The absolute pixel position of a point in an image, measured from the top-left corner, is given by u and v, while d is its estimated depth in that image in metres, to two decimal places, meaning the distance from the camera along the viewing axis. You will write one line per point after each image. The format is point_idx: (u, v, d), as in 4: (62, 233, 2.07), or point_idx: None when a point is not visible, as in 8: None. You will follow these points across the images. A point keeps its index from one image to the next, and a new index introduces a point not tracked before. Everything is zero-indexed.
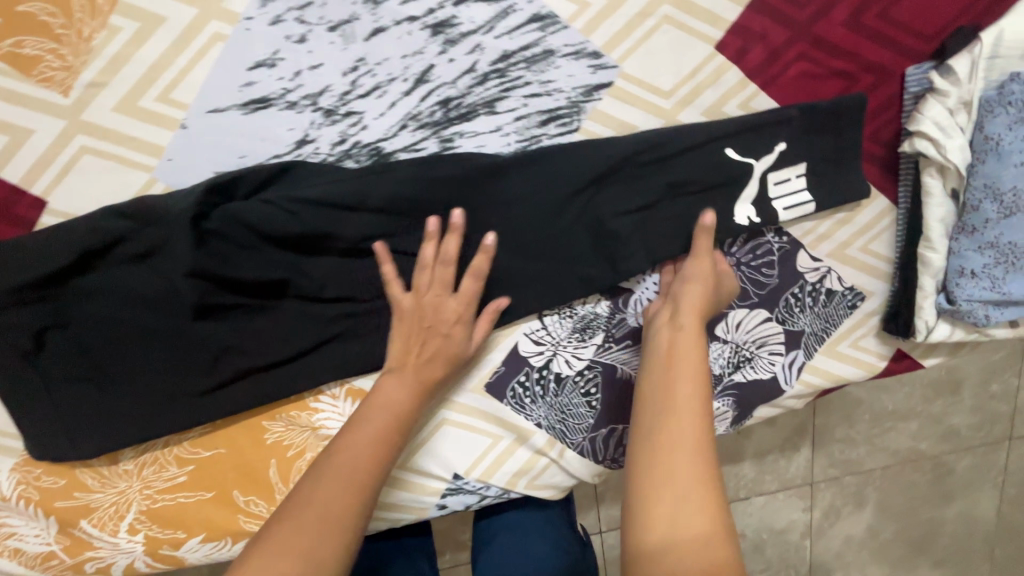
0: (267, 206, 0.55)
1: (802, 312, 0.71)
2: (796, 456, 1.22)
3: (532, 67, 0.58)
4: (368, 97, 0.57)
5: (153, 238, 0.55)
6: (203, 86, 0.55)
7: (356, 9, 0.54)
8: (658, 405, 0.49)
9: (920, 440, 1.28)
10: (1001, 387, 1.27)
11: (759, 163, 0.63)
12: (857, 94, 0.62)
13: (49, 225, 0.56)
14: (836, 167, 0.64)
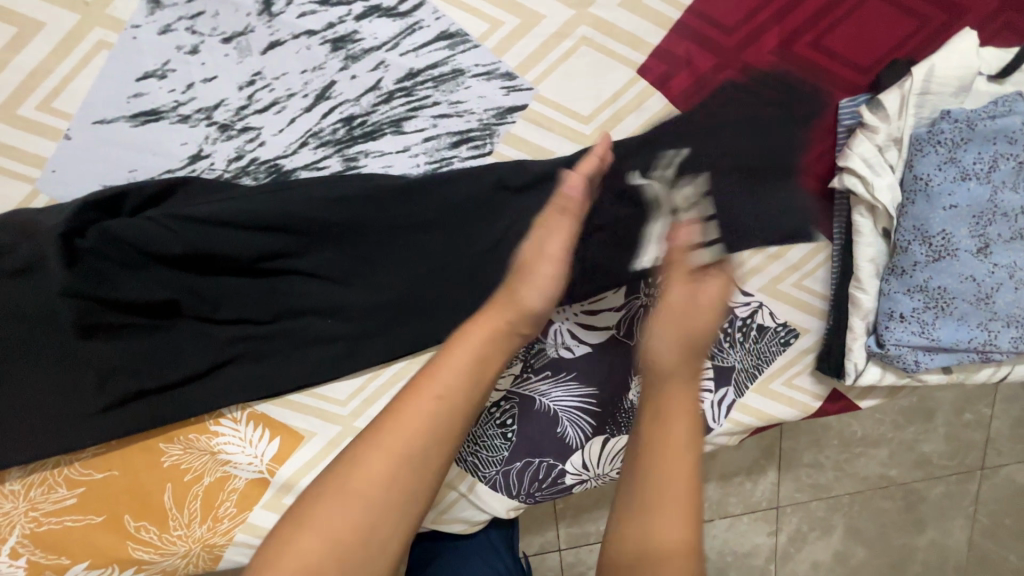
0: (149, 223, 0.52)
1: (733, 347, 0.67)
2: (761, 481, 1.19)
3: (440, 87, 0.55)
4: (266, 112, 0.55)
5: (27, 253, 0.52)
6: (88, 96, 0.52)
7: (250, 20, 0.52)
8: (670, 457, 0.46)
9: (890, 467, 1.24)
10: (974, 416, 1.23)
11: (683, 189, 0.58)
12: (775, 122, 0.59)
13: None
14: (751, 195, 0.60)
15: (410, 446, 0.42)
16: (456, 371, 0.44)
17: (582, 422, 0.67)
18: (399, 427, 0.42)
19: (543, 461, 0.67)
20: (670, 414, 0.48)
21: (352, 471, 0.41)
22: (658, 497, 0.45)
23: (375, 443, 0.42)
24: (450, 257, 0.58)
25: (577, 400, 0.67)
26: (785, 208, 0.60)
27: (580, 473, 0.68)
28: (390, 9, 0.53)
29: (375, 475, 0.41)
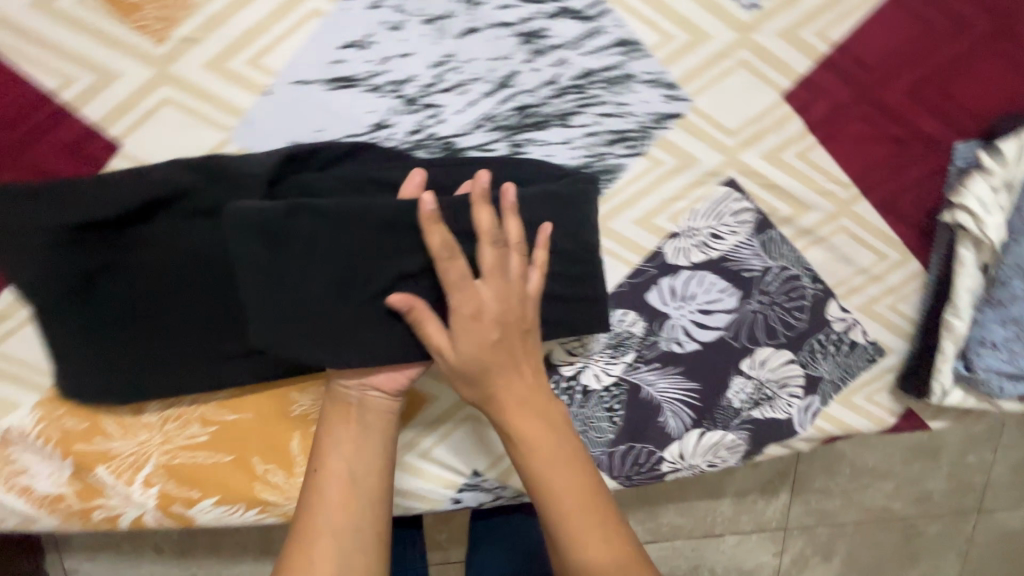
0: (339, 182, 0.57)
1: (824, 358, 0.73)
2: (773, 502, 1.24)
3: (609, 88, 0.60)
4: (450, 92, 0.59)
5: (221, 196, 0.56)
6: (294, 58, 0.56)
7: (453, 7, 0.56)
8: (578, 509, 0.52)
9: (894, 500, 1.29)
10: (976, 459, 1.28)
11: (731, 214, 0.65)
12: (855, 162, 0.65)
13: (121, 168, 0.56)
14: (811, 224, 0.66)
15: (349, 515, 0.54)
16: (354, 456, 0.56)
17: (683, 413, 0.72)
18: (325, 497, 0.54)
19: (645, 447, 0.71)
20: (536, 449, 0.54)
21: (317, 545, 0.52)
22: (578, 539, 0.52)
23: (318, 505, 0.54)
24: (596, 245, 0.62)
25: (680, 392, 0.72)
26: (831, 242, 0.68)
27: (676, 462, 0.72)
28: (578, 12, 0.58)
29: (342, 530, 0.53)
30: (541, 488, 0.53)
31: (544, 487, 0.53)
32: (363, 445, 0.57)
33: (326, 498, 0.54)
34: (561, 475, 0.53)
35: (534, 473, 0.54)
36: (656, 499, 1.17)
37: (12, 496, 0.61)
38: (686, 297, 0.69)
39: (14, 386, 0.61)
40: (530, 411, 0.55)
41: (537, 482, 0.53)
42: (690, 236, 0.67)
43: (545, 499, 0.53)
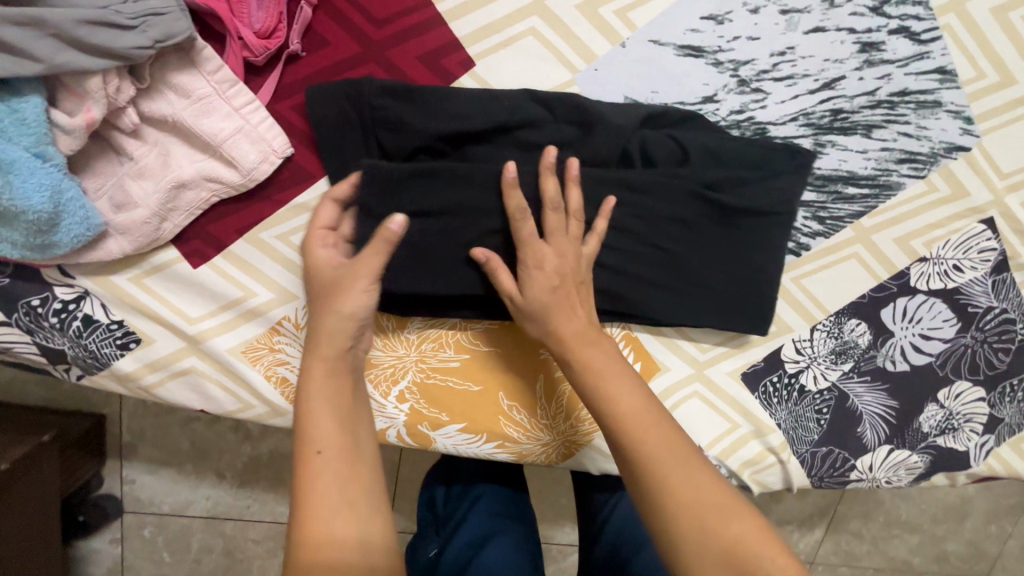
0: (674, 142, 0.58)
1: (1010, 402, 0.77)
2: (807, 534, 1.23)
3: (918, 110, 0.63)
4: (779, 82, 0.61)
5: (564, 133, 0.56)
6: (657, 18, 0.58)
7: (810, 4, 0.59)
8: (634, 424, 0.48)
9: (915, 555, 1.27)
10: (997, 529, 1.26)
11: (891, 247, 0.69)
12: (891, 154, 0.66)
13: (470, 86, 0.57)
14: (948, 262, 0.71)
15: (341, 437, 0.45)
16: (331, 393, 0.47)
17: (879, 427, 0.75)
18: (331, 435, 0.45)
19: (842, 452, 0.74)
20: (598, 370, 0.51)
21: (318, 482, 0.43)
22: (654, 462, 0.46)
23: (321, 432, 0.45)
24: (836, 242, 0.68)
25: (882, 408, 0.75)
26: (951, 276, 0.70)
27: (863, 472, 0.76)
28: (915, 34, 0.61)
29: (339, 457, 0.44)
30: (603, 406, 0.50)
31: (598, 394, 0.50)
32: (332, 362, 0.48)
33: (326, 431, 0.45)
34: (616, 383, 0.50)
35: (601, 397, 0.50)
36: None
37: (268, 385, 0.61)
38: (913, 319, 0.72)
39: (293, 278, 0.60)
40: (591, 341, 0.53)
41: (599, 404, 0.50)
42: (936, 263, 0.70)
43: (613, 425, 0.49)
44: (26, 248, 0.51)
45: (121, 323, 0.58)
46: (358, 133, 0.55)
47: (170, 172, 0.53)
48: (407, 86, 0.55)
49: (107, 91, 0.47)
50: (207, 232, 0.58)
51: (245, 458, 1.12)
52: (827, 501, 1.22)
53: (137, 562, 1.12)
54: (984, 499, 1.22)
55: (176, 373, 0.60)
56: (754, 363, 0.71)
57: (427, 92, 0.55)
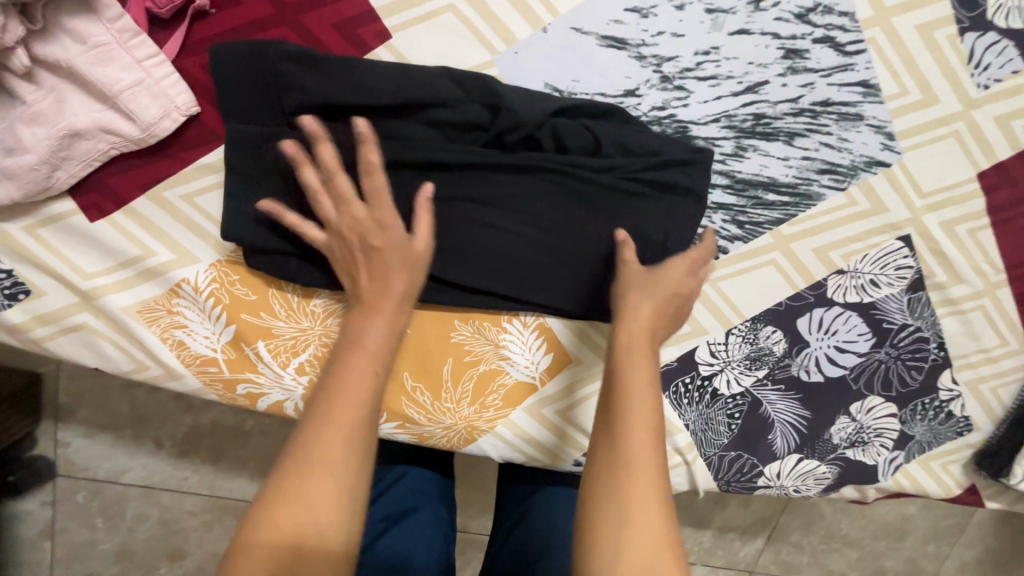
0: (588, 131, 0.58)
1: (921, 420, 0.78)
2: (747, 543, 1.24)
3: (840, 122, 0.64)
4: (702, 82, 0.61)
5: (475, 115, 0.56)
6: (580, 6, 0.57)
7: (737, 4, 0.59)
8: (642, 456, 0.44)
9: (853, 570, 1.28)
10: (936, 548, 1.26)
11: (838, 259, 0.70)
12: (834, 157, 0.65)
13: (385, 59, 0.56)
14: (891, 276, 0.71)
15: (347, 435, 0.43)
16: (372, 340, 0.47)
17: (790, 436, 0.76)
18: (336, 419, 0.43)
19: (750, 458, 0.75)
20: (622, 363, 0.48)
21: (292, 484, 0.41)
22: (632, 499, 0.43)
23: (323, 418, 0.43)
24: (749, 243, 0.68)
25: (793, 417, 0.76)
26: (895, 286, 0.71)
27: (771, 479, 0.76)
28: (840, 45, 0.61)
29: (342, 451, 0.43)
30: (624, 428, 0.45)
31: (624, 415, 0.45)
32: (366, 347, 0.47)
33: (330, 415, 0.43)
34: (645, 392, 0.46)
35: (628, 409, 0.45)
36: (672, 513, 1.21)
37: (163, 347, 0.60)
38: (828, 331, 0.73)
39: (196, 240, 0.59)
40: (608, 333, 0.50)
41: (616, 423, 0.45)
42: (853, 277, 0.71)
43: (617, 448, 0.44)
44: None
45: (10, 273, 0.57)
46: (265, 99, 0.54)
47: (63, 120, 0.52)
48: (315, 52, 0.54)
49: None
50: (106, 185, 0.56)
51: (185, 427, 1.11)
52: (768, 512, 1.22)
53: (69, 525, 1.10)
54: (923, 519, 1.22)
55: (68, 328, 0.59)
56: (668, 363, 0.71)
57: (335, 61, 0.54)
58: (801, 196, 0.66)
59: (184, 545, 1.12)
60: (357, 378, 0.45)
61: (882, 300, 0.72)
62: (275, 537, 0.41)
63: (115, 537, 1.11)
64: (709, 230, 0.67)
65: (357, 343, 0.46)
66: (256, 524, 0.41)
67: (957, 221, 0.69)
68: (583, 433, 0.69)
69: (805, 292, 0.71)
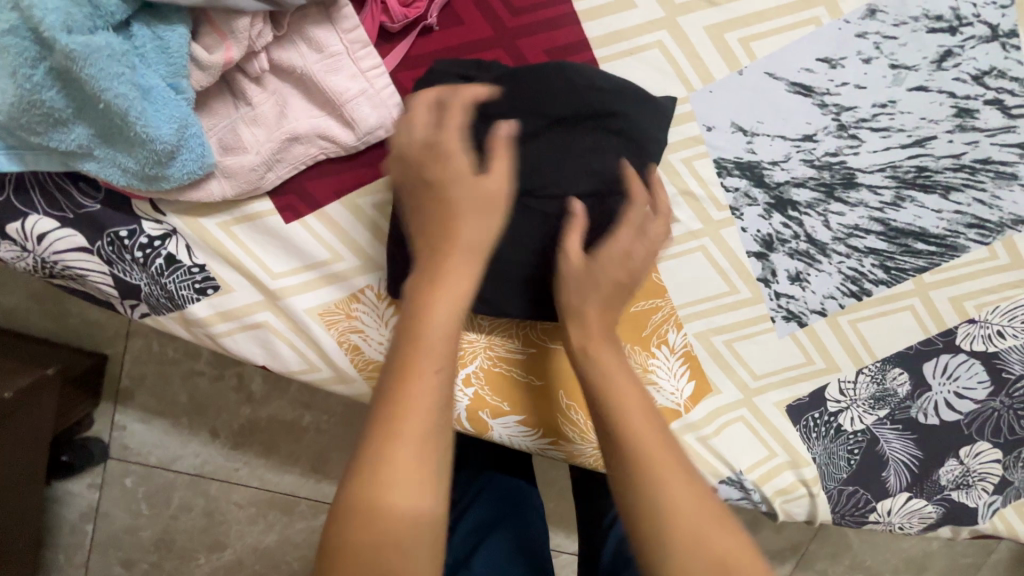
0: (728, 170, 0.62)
1: (1022, 467, 0.81)
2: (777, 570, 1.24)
3: (996, 180, 0.66)
4: (875, 132, 0.63)
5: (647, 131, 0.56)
6: (777, 52, 0.59)
7: (921, 62, 0.61)
8: (630, 415, 0.45)
9: None
10: None
11: (971, 309, 0.72)
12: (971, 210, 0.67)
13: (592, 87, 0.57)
14: (1016, 328, 0.74)
15: (428, 398, 0.39)
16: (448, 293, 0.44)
17: (902, 474, 0.78)
18: (417, 372, 0.40)
19: (865, 494, 0.77)
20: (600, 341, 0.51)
21: (377, 453, 0.37)
22: (659, 466, 0.43)
23: (407, 369, 0.40)
24: (890, 285, 0.70)
25: (908, 457, 0.78)
26: (1018, 337, 0.74)
27: (880, 515, 0.78)
28: (1008, 108, 0.64)
29: (425, 410, 0.39)
30: (601, 402, 0.47)
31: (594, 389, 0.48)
32: (441, 309, 0.43)
33: (412, 377, 0.40)
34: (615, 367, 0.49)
35: (590, 373, 0.49)
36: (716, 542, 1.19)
37: (337, 350, 0.60)
38: (950, 377, 0.75)
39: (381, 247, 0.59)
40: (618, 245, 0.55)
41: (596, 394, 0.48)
42: (982, 326, 0.73)
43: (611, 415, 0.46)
44: (135, 176, 0.49)
45: (203, 268, 0.57)
46: (454, 120, 0.54)
47: (285, 124, 0.53)
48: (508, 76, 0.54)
49: (250, 34, 0.46)
50: (305, 188, 0.57)
51: (240, 420, 1.08)
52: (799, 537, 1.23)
53: (113, 510, 1.08)
54: (944, 555, 1.24)
55: (247, 325, 0.59)
56: (799, 398, 0.73)
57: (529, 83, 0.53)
58: (951, 244, 0.69)
59: (225, 537, 1.09)
60: (437, 333, 0.42)
61: (1002, 350, 0.75)
62: (365, 521, 0.36)
63: (157, 524, 1.09)
64: (858, 272, 0.69)
65: (425, 297, 0.43)
66: (351, 517, 0.36)
67: None
68: (720, 460, 0.71)
69: (937, 336, 0.73)
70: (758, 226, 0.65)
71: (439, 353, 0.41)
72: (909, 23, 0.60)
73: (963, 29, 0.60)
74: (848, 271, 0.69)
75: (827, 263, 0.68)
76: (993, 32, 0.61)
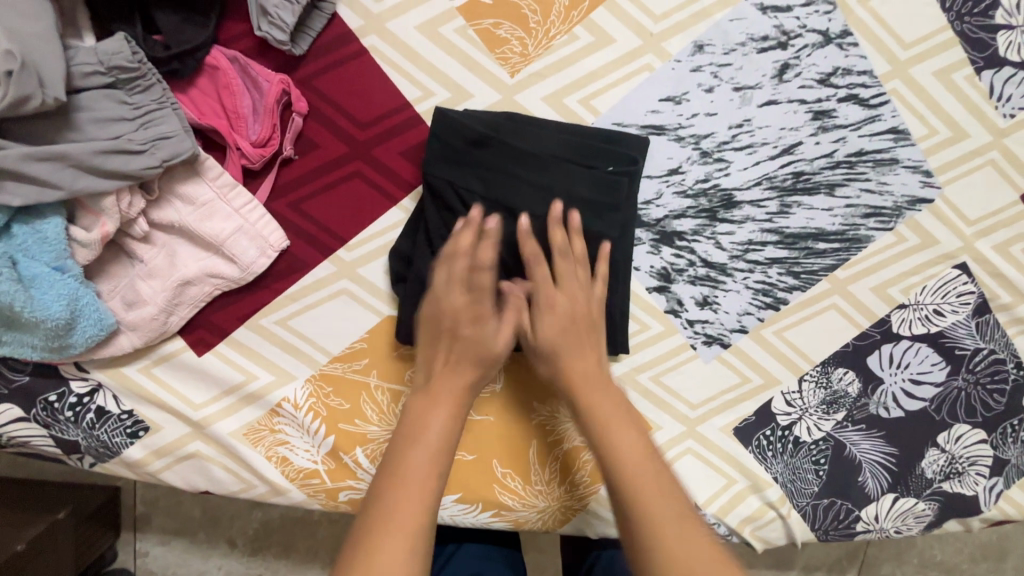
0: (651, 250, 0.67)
1: (1014, 443, 0.76)
2: None
3: (877, 168, 0.67)
4: (739, 151, 0.65)
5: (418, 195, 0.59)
6: (619, 102, 0.63)
7: (762, 80, 0.64)
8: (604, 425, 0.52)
9: None
10: None
11: (897, 298, 0.71)
12: (864, 202, 0.68)
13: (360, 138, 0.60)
14: (951, 304, 0.72)
15: (418, 485, 0.46)
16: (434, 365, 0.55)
17: (880, 476, 0.74)
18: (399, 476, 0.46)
19: (845, 503, 0.73)
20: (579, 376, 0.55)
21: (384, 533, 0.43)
22: (633, 482, 0.48)
23: (414, 414, 0.51)
24: (804, 289, 0.69)
25: (881, 456, 0.74)
26: (958, 311, 0.72)
27: (870, 523, 0.74)
28: (864, 100, 0.65)
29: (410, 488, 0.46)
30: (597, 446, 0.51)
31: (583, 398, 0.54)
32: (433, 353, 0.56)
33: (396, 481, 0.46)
34: (601, 399, 0.54)
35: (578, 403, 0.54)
36: (760, 565, 1.08)
37: (269, 464, 0.63)
38: (901, 365, 0.73)
39: (292, 359, 0.63)
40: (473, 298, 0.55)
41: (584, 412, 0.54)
42: (915, 309, 0.72)
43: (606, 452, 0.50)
44: (45, 349, 0.55)
45: (131, 413, 0.61)
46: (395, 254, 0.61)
47: (176, 272, 0.58)
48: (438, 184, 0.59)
49: (120, 207, 0.52)
50: (211, 321, 0.61)
51: (256, 524, 1.00)
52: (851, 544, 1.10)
53: None
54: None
55: (182, 457, 0.63)
56: (745, 418, 0.72)
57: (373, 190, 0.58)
58: (856, 236, 0.68)
59: None
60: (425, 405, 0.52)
61: (944, 327, 0.72)
62: None
63: None
64: (767, 283, 0.69)
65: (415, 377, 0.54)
66: None
67: (1006, 242, 0.70)
68: None
69: (872, 327, 0.72)
70: (650, 262, 0.67)
71: (417, 445, 0.49)
72: (738, 49, 0.63)
73: (794, 42, 0.63)
74: (755, 285, 0.69)
75: (732, 282, 0.68)
76: (825, 37, 0.63)
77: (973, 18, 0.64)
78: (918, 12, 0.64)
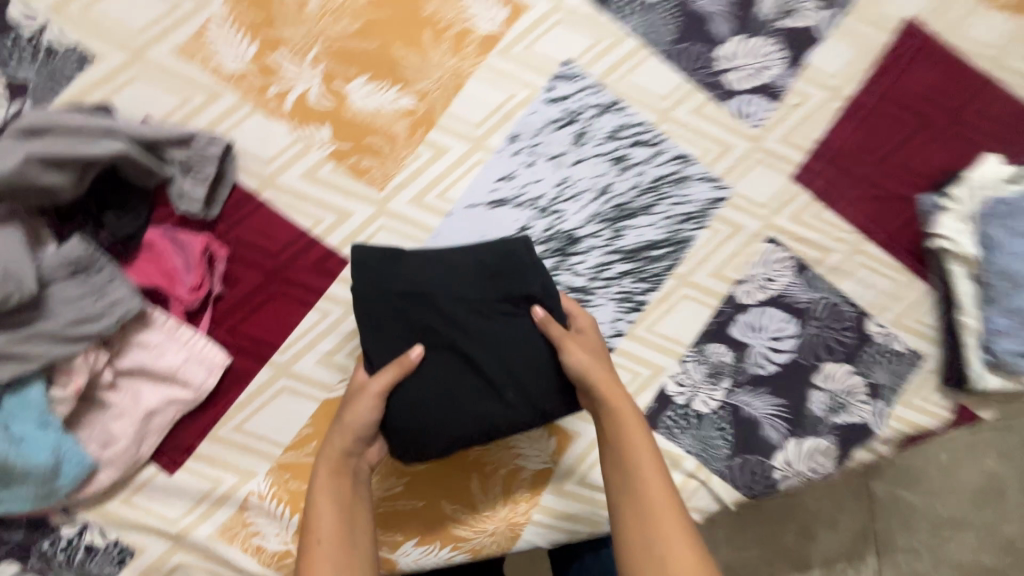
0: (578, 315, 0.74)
1: (878, 367, 0.90)
2: None
3: (676, 186, 0.87)
4: (569, 201, 0.84)
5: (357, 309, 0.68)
6: (466, 189, 0.82)
7: (567, 148, 0.85)
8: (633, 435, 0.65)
9: None
10: None
11: (733, 277, 0.88)
12: (677, 213, 0.87)
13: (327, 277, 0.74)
14: (777, 270, 0.89)
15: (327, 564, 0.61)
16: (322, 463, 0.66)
17: (779, 426, 0.87)
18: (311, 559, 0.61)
19: (756, 457, 0.86)
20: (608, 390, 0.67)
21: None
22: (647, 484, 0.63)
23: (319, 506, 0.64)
24: (657, 289, 0.86)
25: (774, 409, 0.87)
26: (786, 273, 0.89)
27: (784, 469, 0.86)
28: (647, 142, 0.87)
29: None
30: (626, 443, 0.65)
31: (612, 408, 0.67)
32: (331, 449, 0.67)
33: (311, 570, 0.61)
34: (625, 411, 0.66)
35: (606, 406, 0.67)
36: None
37: (246, 556, 0.73)
38: (760, 329, 0.88)
39: (249, 458, 0.74)
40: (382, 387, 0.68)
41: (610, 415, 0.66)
42: (751, 281, 0.88)
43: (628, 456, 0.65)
44: (35, 499, 0.66)
45: (117, 542, 0.71)
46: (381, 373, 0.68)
47: (140, 406, 0.71)
48: (381, 304, 0.68)
49: (89, 364, 0.67)
50: (175, 442, 0.73)
51: None
52: None
53: None
54: None
55: (168, 570, 0.71)
56: (648, 406, 0.85)
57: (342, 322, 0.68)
58: (681, 238, 0.87)
59: None
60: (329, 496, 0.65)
61: (780, 289, 0.89)
62: None
63: None
64: (626, 292, 0.85)
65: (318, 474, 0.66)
66: None
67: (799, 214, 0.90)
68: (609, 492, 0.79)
69: (723, 304, 0.88)
70: None
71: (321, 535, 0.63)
72: (543, 132, 0.84)
73: (581, 117, 0.85)
74: (617, 295, 0.85)
75: (597, 299, 0.84)
76: (602, 109, 0.86)
77: (702, 71, 0.89)
78: (664, 75, 0.88)
